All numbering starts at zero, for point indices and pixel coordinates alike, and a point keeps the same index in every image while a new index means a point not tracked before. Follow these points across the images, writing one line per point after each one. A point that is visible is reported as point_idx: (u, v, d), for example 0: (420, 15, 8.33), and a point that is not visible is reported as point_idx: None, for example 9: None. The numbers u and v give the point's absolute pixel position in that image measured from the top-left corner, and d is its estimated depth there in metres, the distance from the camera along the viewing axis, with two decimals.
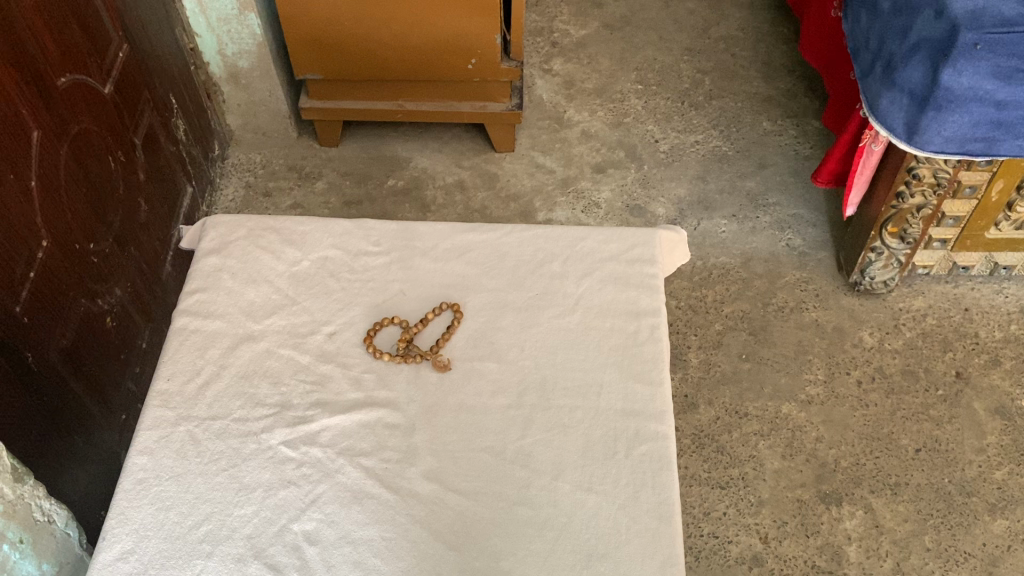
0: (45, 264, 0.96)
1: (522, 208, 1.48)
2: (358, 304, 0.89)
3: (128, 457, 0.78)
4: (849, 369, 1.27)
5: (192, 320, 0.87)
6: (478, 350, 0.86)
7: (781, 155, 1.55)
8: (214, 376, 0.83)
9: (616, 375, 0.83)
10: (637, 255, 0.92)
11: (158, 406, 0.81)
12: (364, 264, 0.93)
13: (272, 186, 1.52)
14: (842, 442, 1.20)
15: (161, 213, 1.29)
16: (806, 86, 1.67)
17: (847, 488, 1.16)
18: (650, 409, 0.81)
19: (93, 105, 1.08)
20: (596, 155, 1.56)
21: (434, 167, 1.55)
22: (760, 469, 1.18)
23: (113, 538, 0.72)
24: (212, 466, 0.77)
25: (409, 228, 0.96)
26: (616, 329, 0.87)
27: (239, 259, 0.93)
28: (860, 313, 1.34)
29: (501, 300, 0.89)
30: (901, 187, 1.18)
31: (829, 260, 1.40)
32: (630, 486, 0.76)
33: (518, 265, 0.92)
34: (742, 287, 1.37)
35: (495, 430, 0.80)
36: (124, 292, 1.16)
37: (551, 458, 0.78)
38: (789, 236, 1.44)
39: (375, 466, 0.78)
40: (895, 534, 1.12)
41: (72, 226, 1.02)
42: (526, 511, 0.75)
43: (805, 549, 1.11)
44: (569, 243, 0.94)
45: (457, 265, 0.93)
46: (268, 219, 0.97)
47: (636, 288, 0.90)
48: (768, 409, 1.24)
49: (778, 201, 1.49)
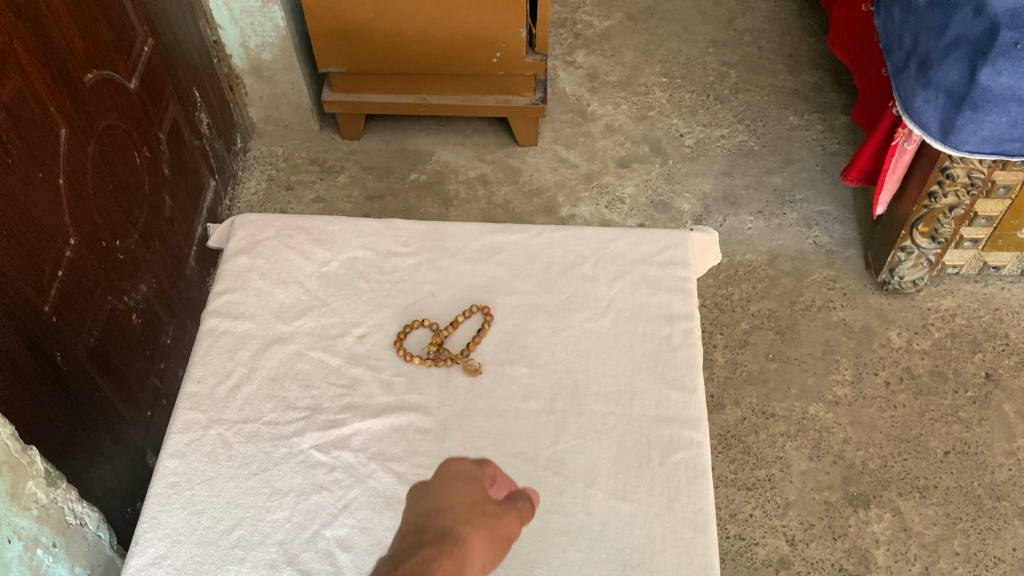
0: (72, 263, 0.96)
1: (546, 203, 1.47)
2: (387, 306, 0.89)
3: (160, 460, 0.78)
4: (877, 369, 1.26)
5: (221, 321, 0.87)
6: (510, 354, 0.85)
7: (808, 150, 1.53)
8: (244, 378, 0.83)
9: (649, 381, 0.82)
10: (669, 258, 0.91)
11: (189, 408, 0.81)
12: (393, 264, 0.92)
13: (295, 179, 1.52)
14: (870, 444, 1.19)
15: (185, 208, 1.28)
16: (833, 79, 1.64)
17: (875, 490, 1.15)
18: (684, 416, 0.80)
19: (118, 101, 1.08)
20: (621, 149, 1.54)
21: (456, 162, 1.54)
22: (787, 471, 1.17)
23: (146, 542, 0.73)
24: (243, 470, 0.77)
25: (438, 229, 0.95)
26: (649, 334, 0.86)
27: (268, 259, 0.92)
28: (888, 312, 1.32)
29: (532, 303, 0.88)
30: (934, 187, 1.16)
31: (857, 258, 1.39)
32: (665, 495, 0.76)
33: (548, 267, 0.91)
34: (768, 286, 1.36)
35: (528, 436, 0.79)
36: (150, 288, 1.15)
37: (584, 464, 0.78)
38: (816, 233, 1.42)
39: (407, 471, 0.77)
40: (924, 537, 1.11)
41: (99, 224, 1.02)
42: (559, 520, 0.74)
43: (833, 552, 1.10)
44: (600, 244, 0.93)
45: (487, 267, 0.92)
46: (297, 218, 0.96)
47: (669, 292, 0.89)
48: (795, 409, 1.23)
49: (804, 197, 1.46)
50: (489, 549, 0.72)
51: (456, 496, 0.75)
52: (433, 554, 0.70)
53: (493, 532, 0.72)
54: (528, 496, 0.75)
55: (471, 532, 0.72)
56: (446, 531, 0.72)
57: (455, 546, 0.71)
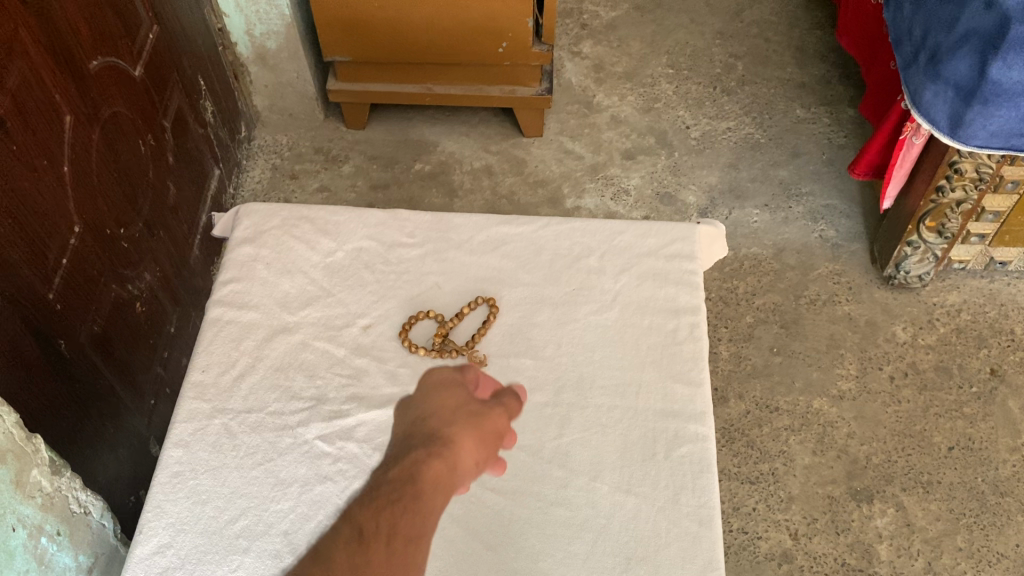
0: (77, 250, 0.96)
1: (551, 195, 1.46)
2: (393, 297, 0.88)
3: (164, 450, 0.78)
4: (882, 364, 1.26)
5: (226, 310, 0.87)
6: (515, 346, 0.85)
7: (815, 143, 1.52)
8: (249, 368, 0.83)
9: (655, 374, 0.82)
10: (676, 251, 0.91)
11: (194, 398, 0.81)
12: (398, 255, 0.92)
13: (299, 168, 1.51)
14: (874, 438, 1.19)
15: (189, 196, 1.28)
16: (841, 72, 1.63)
17: (879, 485, 1.15)
18: (690, 410, 0.80)
19: (123, 88, 1.07)
20: (627, 141, 1.54)
21: (461, 152, 1.53)
22: (791, 465, 1.17)
23: (150, 531, 0.73)
24: (248, 460, 0.77)
25: (443, 220, 0.94)
26: (655, 328, 0.85)
27: (273, 248, 0.92)
28: (894, 307, 1.32)
29: (538, 295, 0.88)
30: (941, 181, 1.15)
31: (863, 252, 1.38)
32: (670, 488, 0.76)
33: (554, 259, 0.91)
34: (774, 279, 1.35)
35: (533, 428, 0.79)
36: (154, 276, 1.15)
37: (589, 457, 0.78)
38: (822, 227, 1.41)
39: None
40: (927, 533, 1.11)
41: (103, 211, 1.01)
42: (564, 513, 0.75)
43: (835, 547, 1.10)
44: (606, 237, 0.92)
45: (493, 259, 0.91)
46: (302, 207, 0.95)
47: (676, 285, 0.88)
48: (799, 403, 1.22)
49: (811, 190, 1.45)
50: (478, 441, 0.73)
51: (441, 401, 0.76)
52: (422, 453, 0.70)
53: (481, 426, 0.74)
54: (514, 392, 0.80)
55: (459, 429, 0.72)
56: (432, 433, 0.72)
57: (443, 443, 0.71)
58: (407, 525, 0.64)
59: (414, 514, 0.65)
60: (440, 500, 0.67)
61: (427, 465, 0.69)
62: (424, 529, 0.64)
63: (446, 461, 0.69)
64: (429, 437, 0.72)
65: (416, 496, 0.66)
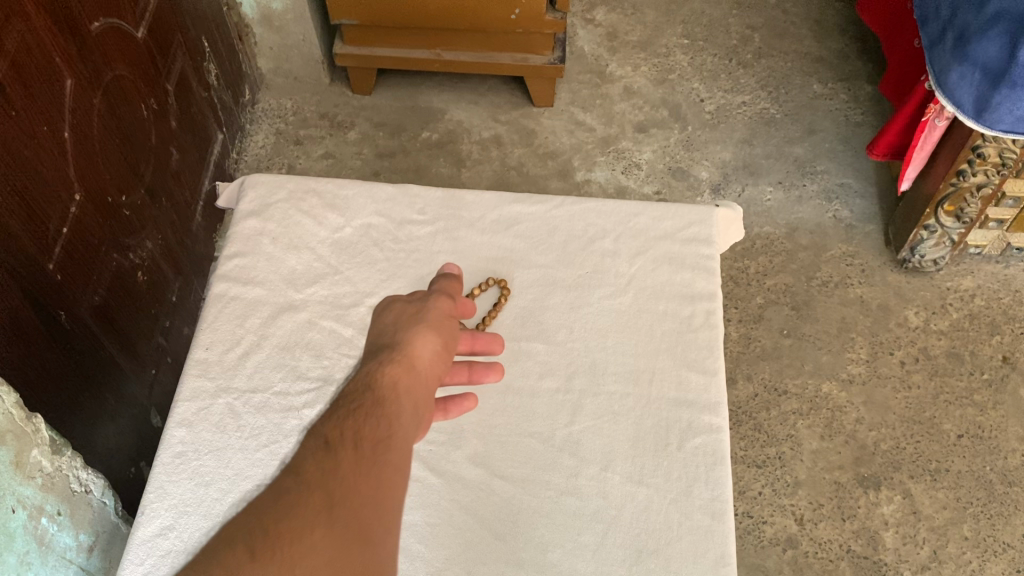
0: (77, 219, 0.93)
1: (560, 167, 1.43)
2: (402, 276, 0.86)
3: (167, 428, 0.77)
4: (893, 349, 1.24)
5: (231, 286, 0.85)
6: (526, 330, 0.83)
7: (831, 120, 1.48)
8: (254, 346, 0.81)
9: (669, 362, 0.80)
10: (693, 234, 0.88)
11: (197, 375, 0.79)
12: (408, 233, 0.89)
13: (304, 134, 1.48)
14: (882, 424, 1.18)
15: (193, 161, 1.25)
16: (860, 47, 1.59)
17: (886, 472, 1.14)
18: (705, 400, 0.78)
19: (126, 50, 1.04)
20: (639, 113, 1.50)
21: (470, 121, 1.50)
22: (798, 449, 1.16)
23: (153, 513, 0.72)
24: (252, 442, 0.76)
25: (455, 196, 0.91)
26: (670, 314, 0.83)
27: (279, 222, 0.89)
28: (907, 290, 1.29)
29: (550, 278, 0.86)
30: (963, 165, 1.12)
31: (877, 233, 1.35)
32: (682, 480, 0.74)
33: (568, 240, 0.88)
34: (786, 259, 1.33)
35: (543, 415, 0.78)
36: (156, 245, 1.13)
37: (600, 446, 0.76)
38: (837, 207, 1.38)
39: (421, 449, 0.76)
40: (934, 521, 1.10)
41: (104, 178, 0.99)
42: (574, 502, 0.73)
43: (841, 533, 1.10)
44: (622, 218, 0.89)
45: (505, 239, 0.88)
46: (310, 180, 0.93)
47: (692, 270, 0.86)
48: (808, 387, 1.21)
49: (826, 169, 1.42)
50: (434, 340, 0.72)
51: (391, 318, 0.74)
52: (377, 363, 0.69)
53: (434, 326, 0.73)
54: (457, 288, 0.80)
55: (415, 331, 0.72)
56: (384, 345, 0.70)
57: (397, 352, 0.70)
58: (376, 429, 0.62)
59: (382, 418, 0.63)
60: (406, 403, 0.66)
61: (385, 376, 0.67)
62: (395, 429, 0.63)
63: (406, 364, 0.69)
64: (381, 352, 0.70)
65: (379, 403, 0.64)
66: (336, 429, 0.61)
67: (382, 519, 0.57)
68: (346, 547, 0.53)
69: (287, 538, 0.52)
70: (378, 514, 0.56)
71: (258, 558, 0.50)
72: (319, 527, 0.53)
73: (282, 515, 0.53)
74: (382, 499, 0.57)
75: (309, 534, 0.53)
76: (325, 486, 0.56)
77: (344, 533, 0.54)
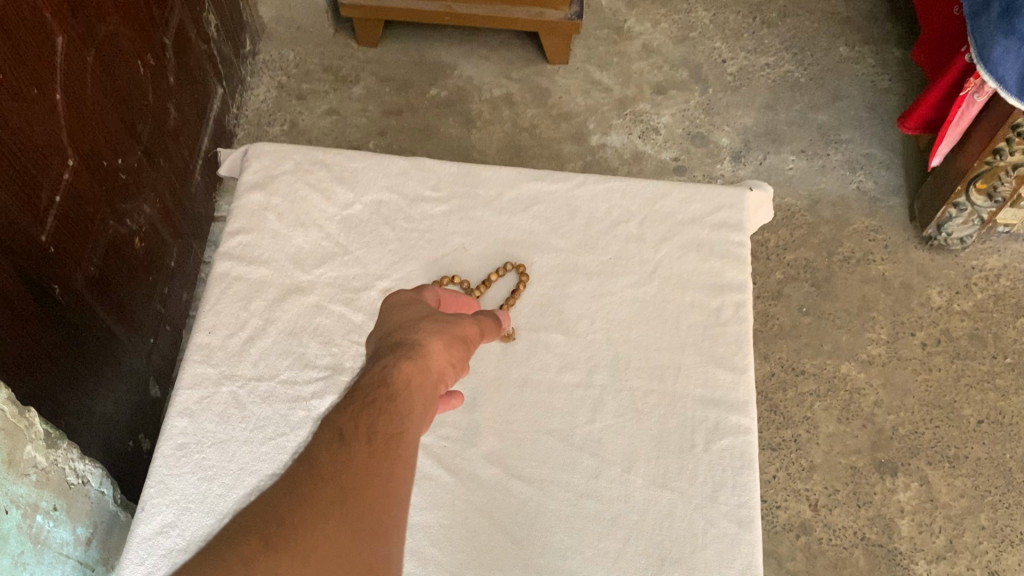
0: (71, 185, 0.88)
1: (575, 130, 1.38)
2: (415, 259, 0.81)
3: (167, 417, 0.73)
4: (914, 330, 1.21)
5: (234, 265, 0.80)
6: (546, 319, 0.79)
7: (857, 86, 1.42)
8: (259, 331, 0.77)
9: (696, 358, 0.76)
10: (723, 220, 0.83)
11: (199, 361, 0.75)
12: (421, 211, 0.84)
13: (307, 88, 1.42)
14: (901, 408, 1.15)
15: (190, 118, 1.19)
16: (890, 7, 1.51)
17: (904, 457, 1.12)
18: (732, 399, 0.75)
19: (121, 3, 0.97)
20: (658, 73, 1.44)
21: (481, 78, 1.43)
22: (814, 432, 1.13)
23: (153, 509, 0.69)
24: (257, 434, 0.73)
25: (471, 172, 0.86)
26: (697, 306, 0.79)
27: (286, 196, 0.84)
28: (930, 269, 1.25)
29: (571, 263, 0.81)
30: (1001, 144, 1.07)
31: (902, 207, 1.30)
32: (708, 484, 0.71)
33: (590, 223, 0.83)
34: (807, 233, 1.28)
35: (563, 412, 0.74)
36: (153, 208, 1.07)
37: (622, 447, 0.73)
38: (860, 178, 1.33)
39: (434, 444, 0.73)
40: (950, 509, 1.08)
41: (99, 140, 0.93)
42: (594, 506, 0.70)
43: (856, 520, 1.08)
44: (648, 200, 0.85)
45: (523, 220, 0.84)
46: (317, 150, 0.87)
47: (722, 259, 0.81)
48: (826, 367, 1.18)
49: (850, 138, 1.36)
50: (455, 351, 0.66)
51: (410, 314, 0.69)
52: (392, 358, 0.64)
53: (456, 337, 0.68)
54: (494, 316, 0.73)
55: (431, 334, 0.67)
56: (400, 338, 0.65)
57: (414, 350, 0.64)
58: (389, 424, 0.58)
59: (394, 414, 0.58)
60: (419, 404, 0.61)
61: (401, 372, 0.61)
62: (409, 426, 0.58)
63: (421, 364, 0.64)
64: (396, 347, 0.65)
65: (394, 399, 0.59)
66: (348, 421, 0.57)
67: (389, 518, 0.52)
68: (354, 547, 0.49)
69: (298, 537, 0.48)
70: (387, 512, 0.52)
71: (269, 554, 0.46)
72: (330, 524, 0.49)
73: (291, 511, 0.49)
74: (390, 499, 0.53)
75: (320, 531, 0.48)
76: (336, 481, 0.52)
77: (353, 532, 0.49)
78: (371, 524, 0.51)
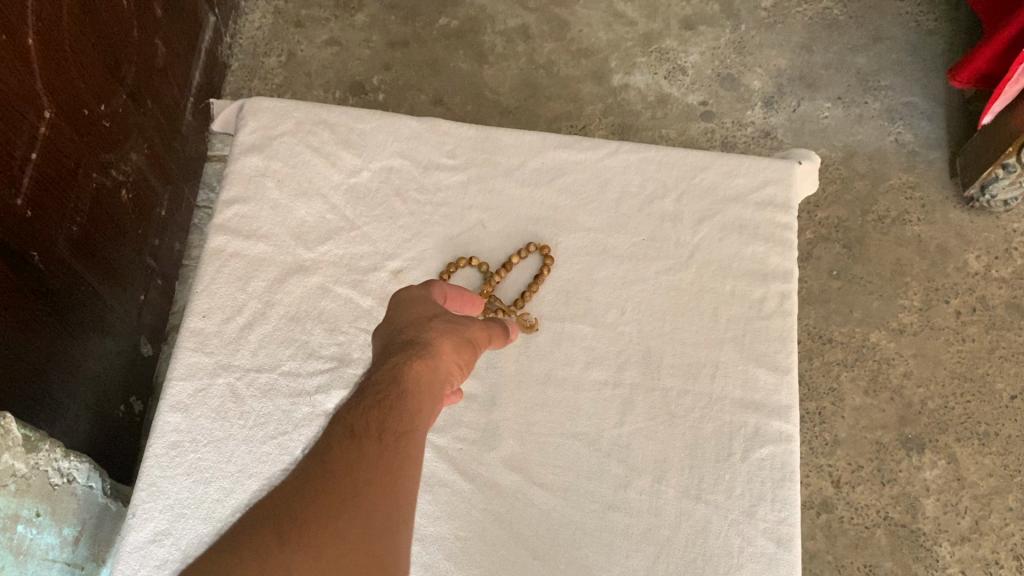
0: (49, 140, 0.80)
1: (595, 68, 1.28)
2: (429, 236, 0.74)
3: (158, 412, 0.67)
4: (949, 297, 1.14)
5: (231, 240, 0.72)
6: (571, 308, 0.72)
7: (900, 27, 1.29)
8: (258, 315, 0.70)
9: (735, 355, 0.70)
10: (768, 198, 0.76)
11: (192, 350, 0.69)
12: (436, 181, 0.76)
13: (305, 14, 1.30)
14: (931, 381, 1.09)
15: (179, 52, 1.08)
16: None
17: (931, 434, 1.07)
18: (774, 402, 0.69)
19: None
20: (687, 5, 1.31)
21: (494, 6, 1.31)
22: (839, 405, 1.08)
23: (145, 514, 0.64)
24: (258, 432, 0.67)
25: (491, 136, 0.78)
26: (738, 296, 0.72)
27: (286, 161, 0.76)
28: (969, 231, 1.17)
29: (600, 244, 0.74)
30: None
31: (942, 162, 1.21)
32: (746, 498, 0.66)
33: (622, 198, 0.76)
34: (840, 189, 1.20)
35: (590, 413, 0.68)
36: (141, 155, 0.99)
37: (653, 454, 0.67)
38: (899, 130, 1.23)
39: (449, 447, 0.67)
40: (977, 489, 1.04)
41: (78, 86, 0.84)
42: (623, 520, 0.65)
43: (879, 498, 1.04)
44: (687, 173, 0.77)
45: (548, 193, 0.76)
46: (320, 108, 0.79)
47: (766, 243, 0.74)
48: (855, 336, 1.12)
49: (891, 84, 1.26)
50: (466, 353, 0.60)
51: (420, 308, 0.62)
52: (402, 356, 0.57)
53: (465, 337, 0.61)
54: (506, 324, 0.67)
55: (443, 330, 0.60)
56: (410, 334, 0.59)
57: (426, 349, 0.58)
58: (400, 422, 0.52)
59: (405, 411, 0.53)
60: (426, 408, 0.54)
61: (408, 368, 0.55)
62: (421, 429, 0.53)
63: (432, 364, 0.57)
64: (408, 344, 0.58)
65: (404, 398, 0.53)
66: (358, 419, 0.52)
67: (400, 513, 0.47)
68: (365, 542, 0.44)
69: (308, 537, 0.43)
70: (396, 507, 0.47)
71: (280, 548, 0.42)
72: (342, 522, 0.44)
73: (300, 511, 0.45)
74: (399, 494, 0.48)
75: (330, 526, 0.44)
76: (344, 477, 0.47)
77: (365, 527, 0.44)
78: (381, 518, 0.46)
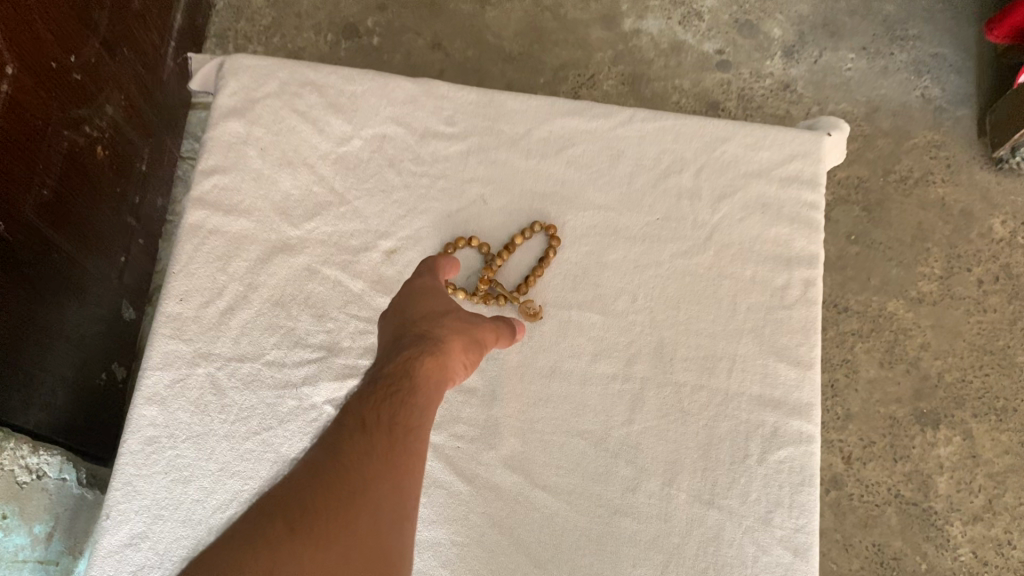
0: (13, 97, 0.71)
1: (606, 11, 1.16)
2: (426, 213, 0.69)
3: (133, 405, 0.62)
4: (971, 265, 1.06)
5: (211, 215, 0.67)
6: (578, 293, 0.67)
7: None
8: (240, 299, 0.65)
9: (754, 347, 0.65)
10: (794, 173, 0.70)
11: (170, 337, 0.64)
12: (432, 150, 0.70)
13: None
14: (949, 353, 1.03)
15: None
16: None
17: (948, 408, 1.01)
18: (796, 399, 0.64)
19: None
20: None
21: None
22: (853, 377, 1.03)
23: (120, 516, 0.60)
24: (240, 428, 0.62)
25: (494, 100, 0.72)
26: (759, 283, 0.67)
27: (271, 126, 0.70)
28: (995, 194, 1.09)
29: (611, 224, 0.69)
30: None
31: (970, 119, 1.12)
32: (763, 503, 0.61)
33: (635, 173, 0.70)
34: (860, 148, 1.11)
35: (597, 408, 0.64)
36: (117, 108, 0.92)
37: (664, 454, 0.63)
38: (926, 83, 1.13)
39: (445, 445, 0.63)
40: (992, 467, 0.99)
41: (44, 38, 0.76)
42: (630, 525, 0.61)
43: (891, 475, 0.99)
44: (707, 145, 0.70)
45: (555, 166, 0.70)
46: (306, 67, 0.72)
47: (790, 225, 0.68)
48: (871, 304, 1.05)
49: (918, 34, 1.15)
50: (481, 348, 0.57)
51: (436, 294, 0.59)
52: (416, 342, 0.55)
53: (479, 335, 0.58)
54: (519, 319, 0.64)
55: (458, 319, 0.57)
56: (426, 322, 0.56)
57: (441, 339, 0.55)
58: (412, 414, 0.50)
59: (414, 406, 0.50)
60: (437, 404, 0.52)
61: (421, 361, 0.53)
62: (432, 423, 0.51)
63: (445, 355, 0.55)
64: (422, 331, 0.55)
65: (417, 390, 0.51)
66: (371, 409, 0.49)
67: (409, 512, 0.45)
68: (374, 543, 0.42)
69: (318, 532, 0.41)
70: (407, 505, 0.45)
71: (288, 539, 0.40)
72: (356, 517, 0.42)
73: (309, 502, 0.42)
74: (406, 495, 0.45)
75: (342, 520, 0.42)
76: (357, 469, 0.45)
77: (374, 526, 0.42)
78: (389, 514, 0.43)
